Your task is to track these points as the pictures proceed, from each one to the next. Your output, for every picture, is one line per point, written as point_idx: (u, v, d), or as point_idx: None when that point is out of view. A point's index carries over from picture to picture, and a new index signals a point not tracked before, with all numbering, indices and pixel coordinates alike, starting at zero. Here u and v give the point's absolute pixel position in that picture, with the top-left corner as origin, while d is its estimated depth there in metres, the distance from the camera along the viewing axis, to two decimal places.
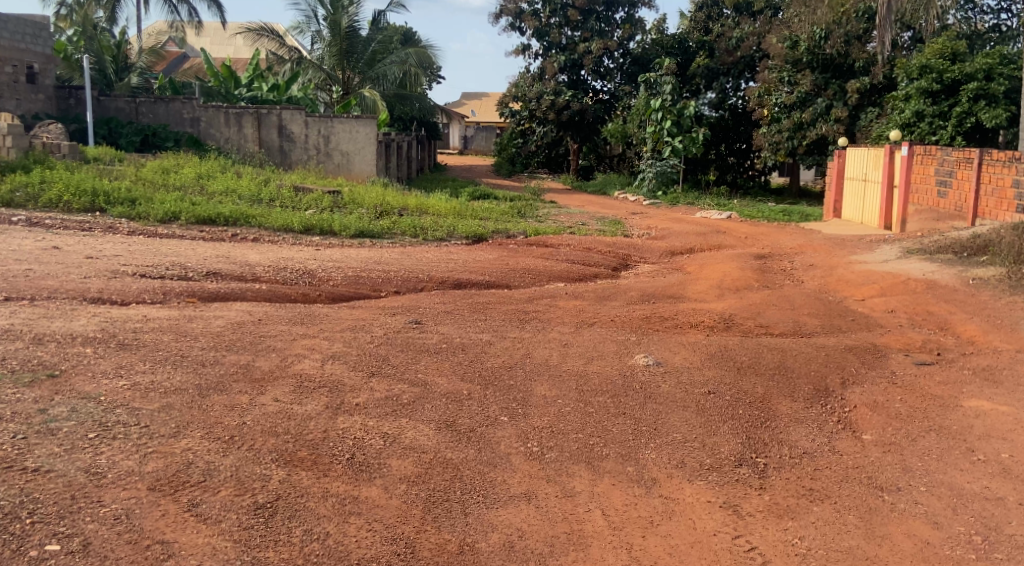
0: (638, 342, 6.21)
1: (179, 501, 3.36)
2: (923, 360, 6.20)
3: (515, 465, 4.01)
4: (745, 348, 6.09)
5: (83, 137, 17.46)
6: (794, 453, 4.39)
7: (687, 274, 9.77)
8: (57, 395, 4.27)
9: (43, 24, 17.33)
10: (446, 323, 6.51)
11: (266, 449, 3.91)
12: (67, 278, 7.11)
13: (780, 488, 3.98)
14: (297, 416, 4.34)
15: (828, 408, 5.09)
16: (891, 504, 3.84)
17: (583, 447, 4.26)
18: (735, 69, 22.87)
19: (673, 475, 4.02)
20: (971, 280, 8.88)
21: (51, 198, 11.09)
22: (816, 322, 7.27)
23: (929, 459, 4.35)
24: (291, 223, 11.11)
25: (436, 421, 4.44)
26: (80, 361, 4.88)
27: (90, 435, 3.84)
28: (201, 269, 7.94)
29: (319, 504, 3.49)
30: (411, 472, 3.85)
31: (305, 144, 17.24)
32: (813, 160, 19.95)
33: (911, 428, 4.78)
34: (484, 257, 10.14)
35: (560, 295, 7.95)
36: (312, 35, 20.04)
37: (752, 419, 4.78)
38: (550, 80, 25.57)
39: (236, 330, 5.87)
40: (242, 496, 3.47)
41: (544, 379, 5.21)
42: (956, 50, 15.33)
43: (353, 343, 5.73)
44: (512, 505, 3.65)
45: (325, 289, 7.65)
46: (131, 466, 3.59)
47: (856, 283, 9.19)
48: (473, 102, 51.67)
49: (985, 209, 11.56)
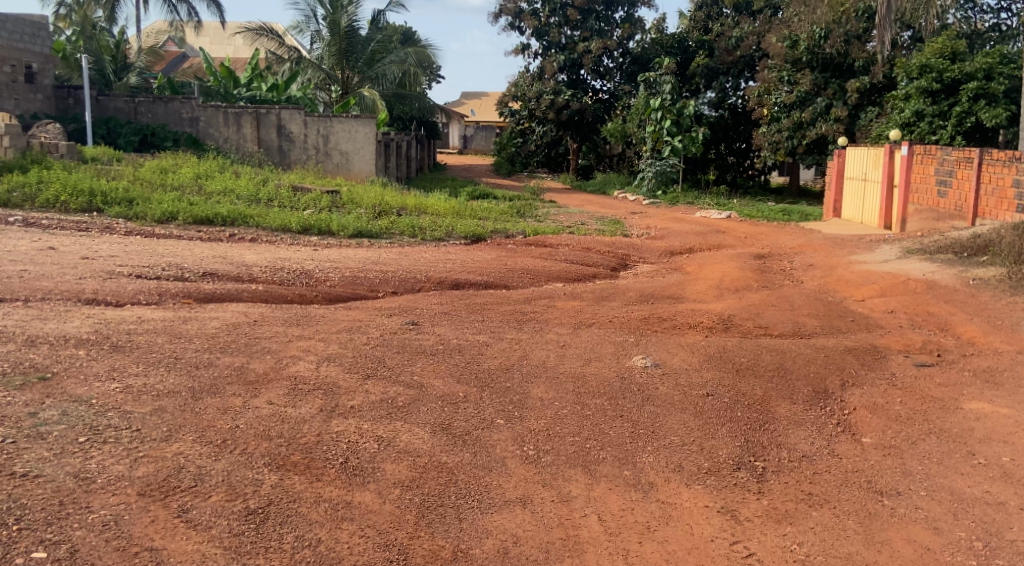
0: (636, 344, 6.16)
1: (169, 507, 3.32)
2: (923, 361, 6.16)
3: (511, 469, 3.97)
4: (743, 349, 6.04)
5: (82, 137, 17.42)
6: (792, 456, 4.35)
7: (686, 274, 9.73)
8: (48, 399, 4.23)
9: (41, 23, 17.28)
10: (444, 324, 6.47)
11: (259, 453, 3.87)
12: (63, 279, 7.08)
13: (778, 492, 3.93)
14: (291, 419, 4.29)
15: (827, 410, 5.05)
16: (890, 509, 3.80)
17: (580, 450, 4.21)
18: (735, 69, 22.83)
19: (671, 479, 3.98)
20: (971, 280, 8.84)
21: (48, 198, 11.05)
22: (816, 322, 7.22)
23: (929, 463, 4.30)
24: (288, 223, 11.07)
25: (431, 424, 4.40)
26: (73, 363, 4.83)
27: (80, 439, 3.80)
28: (198, 269, 7.91)
29: (311, 509, 3.45)
30: (405, 477, 3.81)
31: (304, 144, 17.19)
32: (813, 159, 19.92)
33: (911, 431, 4.74)
34: (482, 257, 10.09)
35: (559, 295, 7.91)
36: (311, 35, 19.99)
37: (750, 422, 4.74)
38: (549, 80, 25.46)
39: (231, 331, 5.82)
40: (234, 501, 3.43)
41: (541, 381, 5.16)
42: (956, 49, 15.26)
43: (349, 345, 5.68)
44: (507, 510, 3.60)
45: (323, 289, 7.62)
46: (121, 471, 3.54)
47: (856, 283, 9.15)
48: (473, 101, 51.67)
49: (985, 209, 11.52)
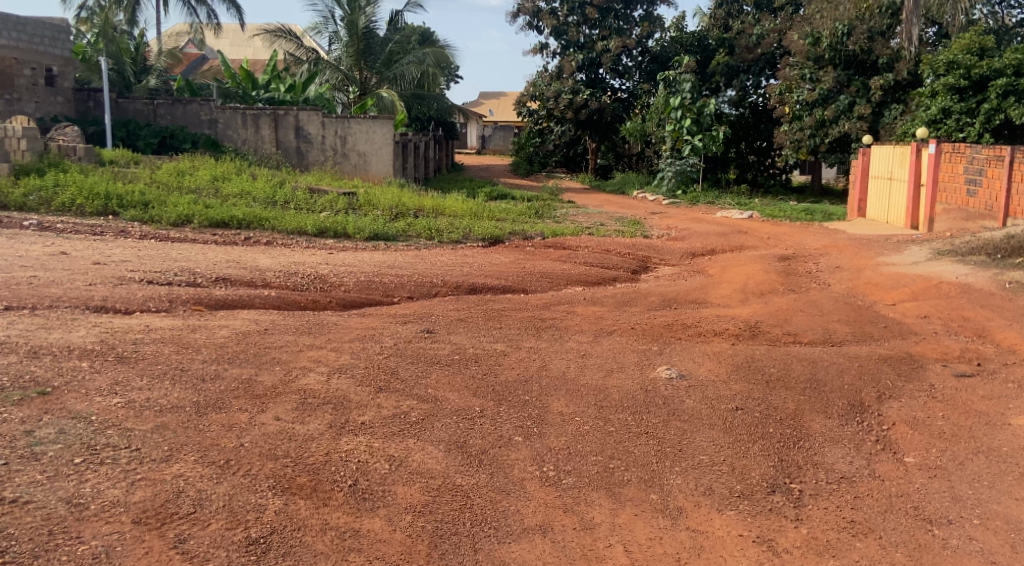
0: (659, 352, 5.91)
1: (164, 537, 3.12)
2: (963, 371, 5.85)
3: (530, 493, 3.73)
4: (773, 358, 5.77)
5: (101, 139, 17.36)
6: (831, 478, 4.08)
7: (709, 276, 9.45)
8: (46, 415, 4.03)
9: (60, 26, 17.12)
10: (460, 332, 6.25)
11: (263, 475, 3.65)
12: (72, 285, 6.91)
13: (818, 519, 3.66)
14: (298, 437, 4.08)
15: (864, 426, 4.76)
16: (942, 541, 3.52)
17: (602, 472, 3.96)
18: (756, 66, 22.45)
19: (701, 504, 3.73)
20: (1006, 283, 8.52)
21: (64, 201, 10.95)
22: (848, 329, 6.89)
23: (980, 487, 4.01)
24: (304, 225, 10.91)
25: (445, 441, 4.17)
26: (74, 377, 4.63)
27: (76, 460, 3.61)
28: (211, 274, 7.74)
29: (316, 539, 3.24)
30: (418, 501, 3.58)
31: (322, 145, 17.01)
32: (836, 157, 19.55)
33: (957, 450, 4.45)
34: (501, 260, 9.86)
35: (579, 301, 7.64)
36: (328, 36, 19.72)
37: (783, 438, 4.48)
38: (568, 79, 24.98)
39: (239, 341, 5.62)
40: (235, 529, 3.22)
41: (562, 394, 4.92)
42: (984, 45, 14.80)
43: (361, 354, 5.48)
44: (526, 539, 3.37)
45: (338, 295, 7.41)
46: (116, 496, 3.34)
47: (886, 286, 8.82)
48: (491, 101, 51.54)
49: (1018, 209, 11.15)
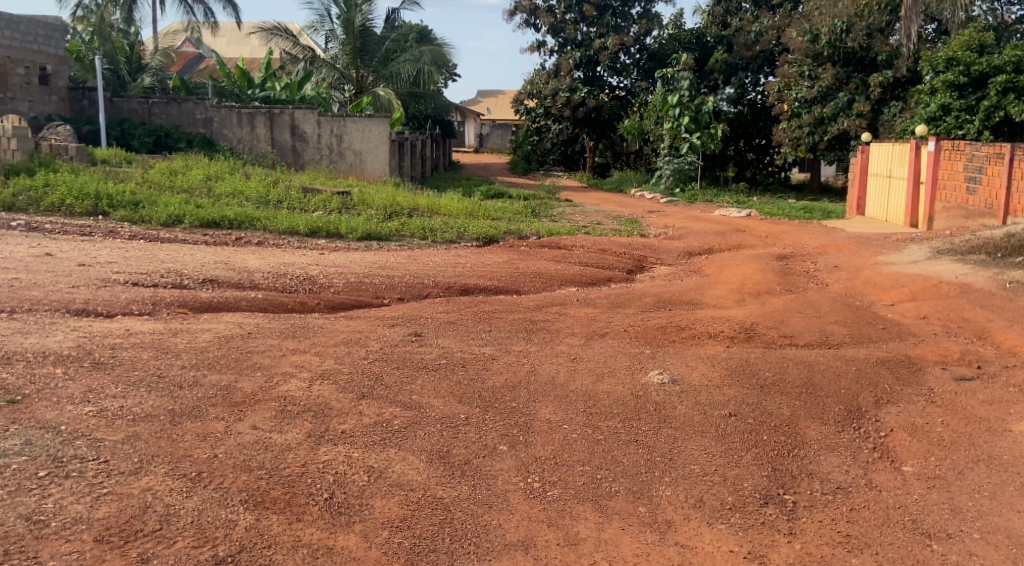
0: (652, 356, 5.77)
1: (126, 557, 2.98)
2: (963, 375, 5.71)
3: (513, 506, 3.59)
4: (768, 362, 5.64)
5: (95, 138, 17.20)
6: (826, 488, 3.95)
7: (705, 276, 9.32)
8: (14, 425, 3.90)
9: (54, 24, 16.94)
10: (448, 335, 6.10)
11: (235, 489, 3.51)
12: (54, 287, 6.77)
13: (812, 534, 3.53)
14: (275, 446, 3.94)
15: (861, 433, 4.62)
16: (941, 556, 3.38)
17: (589, 483, 3.82)
18: (755, 63, 22.26)
19: (690, 517, 3.59)
20: (1006, 283, 8.38)
21: (53, 201, 10.79)
22: (845, 331, 6.75)
23: (981, 499, 3.87)
24: (296, 225, 10.74)
25: (428, 451, 4.03)
26: (47, 385, 4.49)
27: (40, 474, 3.46)
28: (197, 275, 7.58)
29: (287, 557, 3.10)
30: (397, 516, 3.44)
31: (318, 143, 16.86)
32: (835, 155, 19.38)
33: (956, 459, 4.31)
34: (494, 261, 9.65)
35: (573, 302, 7.49)
36: (324, 35, 19.55)
37: (777, 446, 4.34)
38: (565, 77, 24.79)
39: (221, 345, 5.47)
40: (201, 548, 3.08)
41: (550, 401, 4.78)
42: (983, 42, 14.68)
43: (346, 360, 5.33)
44: (507, 556, 3.23)
45: (325, 297, 7.25)
46: (79, 512, 3.20)
47: (885, 285, 8.68)
48: (490, 100, 51.39)
49: (1018, 207, 11.01)
